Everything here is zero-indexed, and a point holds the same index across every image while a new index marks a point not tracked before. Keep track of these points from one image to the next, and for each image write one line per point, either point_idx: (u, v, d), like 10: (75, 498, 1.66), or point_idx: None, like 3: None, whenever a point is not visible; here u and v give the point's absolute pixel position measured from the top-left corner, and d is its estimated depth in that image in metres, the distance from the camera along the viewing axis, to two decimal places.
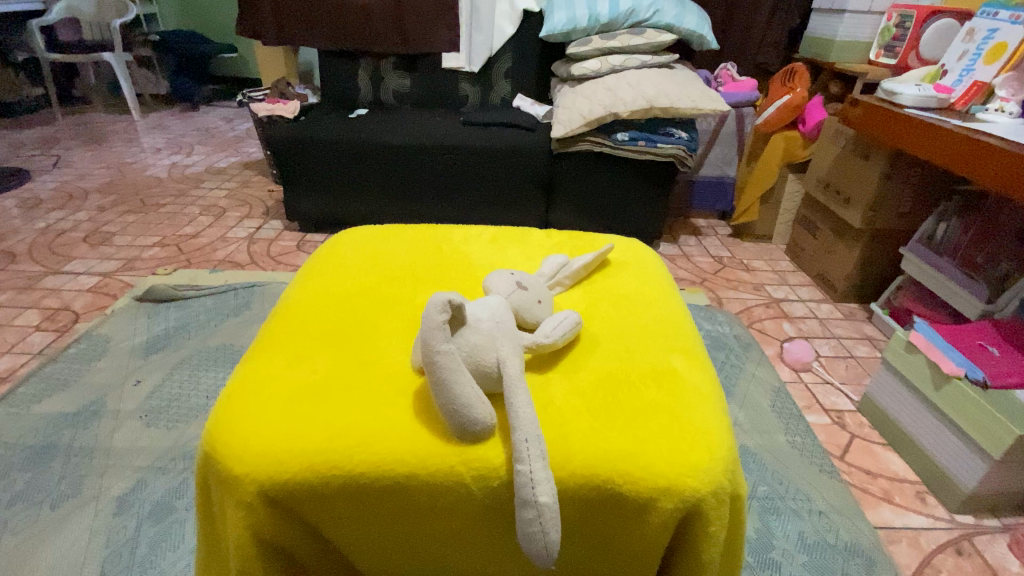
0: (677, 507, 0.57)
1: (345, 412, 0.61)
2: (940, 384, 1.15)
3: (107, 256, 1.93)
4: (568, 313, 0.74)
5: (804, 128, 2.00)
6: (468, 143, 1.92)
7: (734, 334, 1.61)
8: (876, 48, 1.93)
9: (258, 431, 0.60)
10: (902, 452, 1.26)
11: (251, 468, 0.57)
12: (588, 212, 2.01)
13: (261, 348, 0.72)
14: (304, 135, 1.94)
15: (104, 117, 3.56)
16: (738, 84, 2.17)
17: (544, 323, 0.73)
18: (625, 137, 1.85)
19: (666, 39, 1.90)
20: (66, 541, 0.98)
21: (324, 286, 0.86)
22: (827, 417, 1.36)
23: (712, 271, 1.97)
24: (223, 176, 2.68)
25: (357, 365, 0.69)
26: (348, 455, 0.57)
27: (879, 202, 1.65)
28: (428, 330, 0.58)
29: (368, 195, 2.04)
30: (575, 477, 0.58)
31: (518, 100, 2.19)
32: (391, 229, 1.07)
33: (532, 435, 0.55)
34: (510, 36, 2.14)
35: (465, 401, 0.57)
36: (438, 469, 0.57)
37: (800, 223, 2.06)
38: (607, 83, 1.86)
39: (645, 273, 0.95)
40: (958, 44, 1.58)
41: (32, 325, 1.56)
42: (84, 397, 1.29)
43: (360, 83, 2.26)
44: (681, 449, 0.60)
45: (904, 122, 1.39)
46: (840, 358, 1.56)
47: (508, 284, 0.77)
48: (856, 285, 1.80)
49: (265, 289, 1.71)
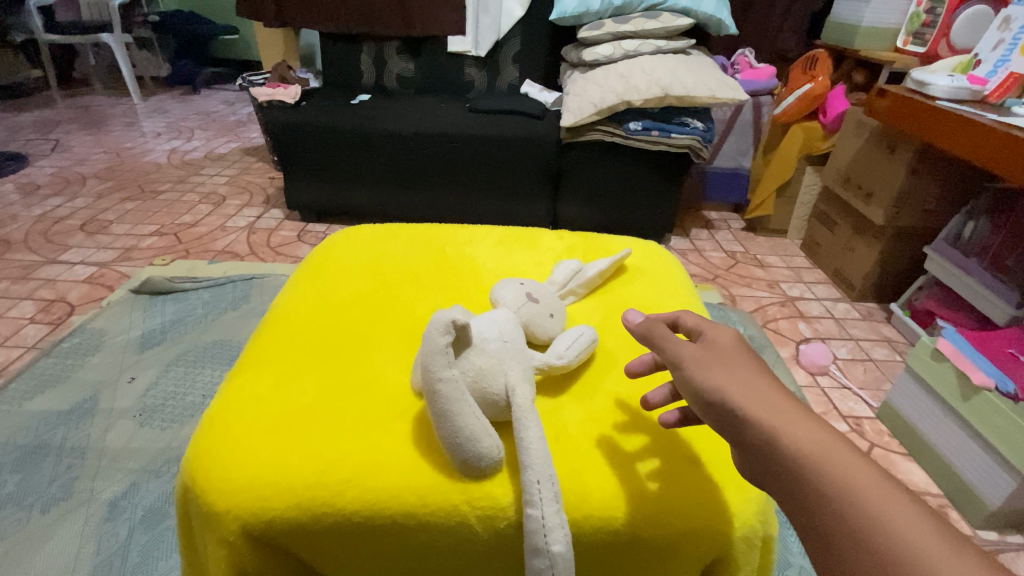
0: (704, 549, 0.53)
1: (335, 440, 0.57)
2: (968, 396, 1.10)
3: (105, 245, 1.88)
4: (580, 330, 0.68)
5: (824, 119, 1.91)
6: (473, 131, 1.84)
7: (748, 334, 1.54)
8: (904, 35, 1.86)
9: (241, 460, 0.55)
10: (923, 463, 1.21)
11: (234, 504, 0.52)
12: (598, 204, 1.94)
13: (246, 365, 0.67)
14: (303, 121, 1.88)
15: (104, 100, 3.48)
16: (755, 71, 2.06)
17: (556, 341, 0.67)
18: (637, 127, 1.78)
19: (682, 24, 1.80)
20: (55, 548, 0.95)
21: (318, 294, 0.81)
22: (845, 424, 1.30)
23: (724, 267, 1.91)
24: (223, 162, 2.61)
25: (351, 386, 0.64)
26: (339, 492, 0.53)
27: (903, 199, 1.60)
28: (429, 354, 0.53)
29: (370, 185, 1.98)
30: (587, 520, 0.53)
31: (526, 86, 2.11)
32: (392, 230, 1.01)
33: (544, 476, 0.50)
34: (518, 19, 2.05)
35: (469, 434, 0.52)
36: (440, 507, 0.52)
37: (817, 217, 1.98)
38: (618, 69, 1.77)
39: (664, 280, 0.89)
40: (993, 32, 1.50)
41: (26, 317, 1.52)
42: (78, 393, 1.26)
43: (362, 67, 2.18)
44: (706, 488, 0.55)
45: (936, 115, 1.36)
46: (858, 361, 1.51)
47: (517, 296, 0.72)
48: (874, 284, 1.74)
49: (264, 282, 1.66)
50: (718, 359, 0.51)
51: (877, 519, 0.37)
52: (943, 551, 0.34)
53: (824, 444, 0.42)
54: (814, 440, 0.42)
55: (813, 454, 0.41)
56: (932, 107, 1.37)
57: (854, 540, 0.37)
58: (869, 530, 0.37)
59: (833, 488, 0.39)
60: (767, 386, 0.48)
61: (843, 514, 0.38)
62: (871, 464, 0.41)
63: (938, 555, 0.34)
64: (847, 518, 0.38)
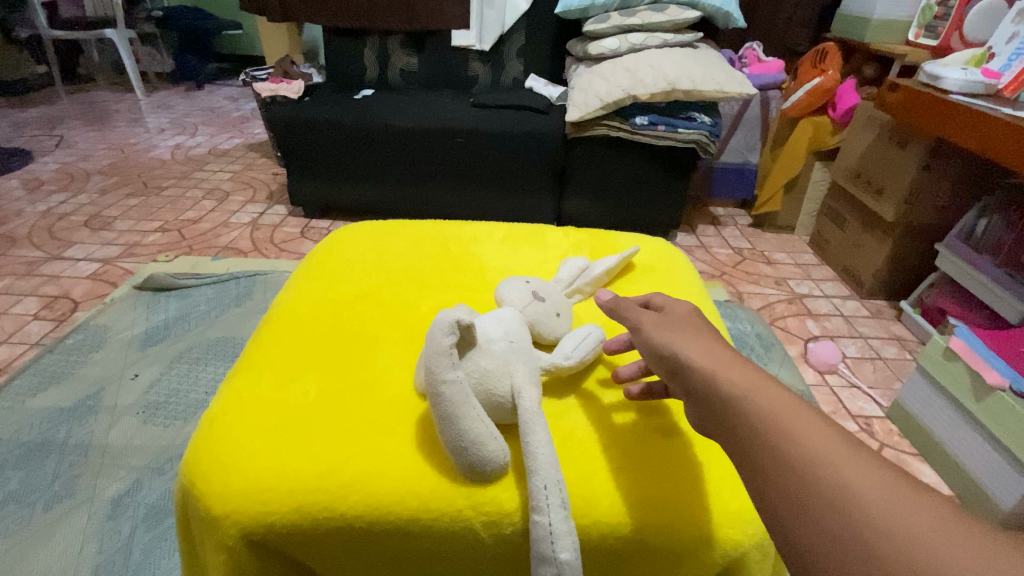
0: (716, 558, 0.52)
1: (337, 443, 0.56)
2: (981, 395, 1.07)
3: (108, 242, 1.88)
4: (587, 329, 0.67)
5: (833, 113, 1.88)
6: (477, 125, 1.82)
7: (756, 332, 1.52)
8: (916, 28, 1.82)
9: (241, 463, 0.54)
10: (934, 463, 1.19)
11: (234, 508, 0.51)
12: (603, 200, 1.92)
13: (248, 365, 0.66)
14: (306, 116, 1.87)
15: (108, 96, 3.48)
16: (764, 65, 2.04)
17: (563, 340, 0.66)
18: (644, 121, 1.76)
19: (690, 17, 1.77)
20: (57, 547, 0.94)
21: (319, 292, 0.80)
22: (855, 423, 1.28)
23: (731, 264, 1.88)
24: (227, 158, 2.60)
25: (353, 387, 0.63)
26: (340, 496, 0.52)
27: (914, 194, 1.57)
28: (433, 355, 0.52)
29: (373, 180, 1.96)
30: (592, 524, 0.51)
31: (530, 81, 2.09)
32: (395, 226, 1.00)
33: (552, 482, 0.49)
34: (523, 13, 2.03)
35: (474, 438, 0.51)
36: (444, 513, 0.51)
37: (825, 213, 1.96)
38: (625, 63, 1.75)
39: (672, 279, 0.89)
40: (1006, 26, 1.48)
41: (30, 313, 1.52)
42: (82, 390, 1.25)
43: (366, 61, 2.16)
44: (719, 495, 0.54)
45: (949, 109, 1.33)
46: (867, 360, 1.48)
47: (522, 295, 0.71)
48: (884, 281, 1.71)
49: (267, 278, 1.65)
50: (671, 324, 0.54)
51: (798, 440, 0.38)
52: (852, 462, 0.36)
53: (758, 385, 0.44)
54: (751, 382, 0.44)
55: (747, 392, 0.43)
56: (945, 101, 1.35)
57: (781, 464, 0.38)
58: (792, 454, 0.38)
59: (759, 417, 0.41)
60: (716, 344, 0.50)
61: (768, 439, 0.40)
62: (797, 399, 0.43)
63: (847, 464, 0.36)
64: (770, 441, 0.39)
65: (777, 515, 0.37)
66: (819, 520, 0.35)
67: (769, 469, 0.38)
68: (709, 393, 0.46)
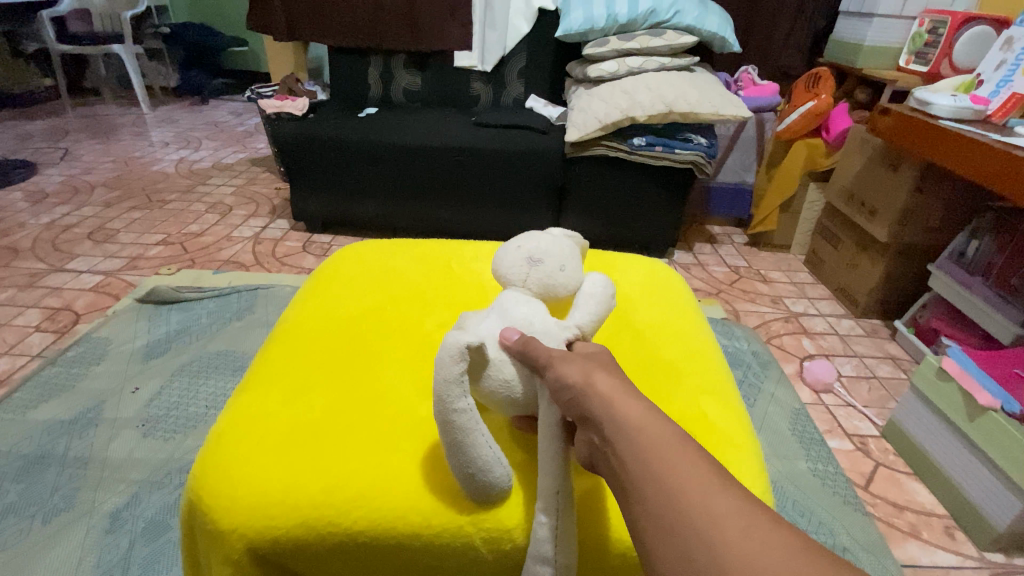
0: None
1: (343, 458, 0.58)
2: (974, 415, 1.08)
3: (111, 254, 1.90)
4: (596, 288, 0.73)
5: (826, 136, 1.92)
6: (478, 144, 1.86)
7: (752, 351, 1.54)
8: (906, 54, 1.87)
9: (249, 478, 0.56)
10: (930, 484, 1.19)
11: (240, 522, 0.53)
12: (602, 217, 1.95)
13: (255, 380, 0.68)
14: (310, 132, 1.90)
15: (113, 110, 3.53)
16: (759, 88, 2.08)
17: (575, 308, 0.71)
18: (642, 142, 1.79)
19: (686, 42, 1.82)
20: (58, 557, 0.94)
21: (325, 308, 0.82)
22: (850, 442, 1.29)
23: (728, 282, 1.91)
24: (230, 172, 2.64)
25: (359, 402, 0.65)
26: (346, 511, 0.54)
27: (907, 215, 1.60)
28: (445, 385, 0.55)
29: (375, 196, 1.99)
30: (584, 543, 0.58)
31: (531, 101, 2.13)
32: (398, 244, 1.03)
33: (562, 489, 0.54)
34: (524, 35, 2.08)
35: (483, 463, 0.55)
36: (447, 529, 0.54)
37: (820, 233, 1.99)
38: (624, 84, 1.79)
39: (666, 298, 0.94)
40: (996, 53, 1.53)
41: (31, 325, 1.53)
42: (82, 403, 1.26)
43: (370, 80, 2.21)
44: None
45: (941, 135, 1.36)
46: (863, 379, 1.50)
47: (519, 269, 0.73)
48: (879, 301, 1.74)
49: (269, 292, 1.66)
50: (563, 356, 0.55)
51: (669, 469, 0.42)
52: (694, 481, 0.40)
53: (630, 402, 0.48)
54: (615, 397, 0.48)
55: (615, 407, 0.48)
56: (939, 127, 1.37)
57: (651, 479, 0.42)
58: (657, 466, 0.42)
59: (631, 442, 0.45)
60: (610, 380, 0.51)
61: (630, 456, 0.44)
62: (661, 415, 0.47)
63: (690, 486, 0.40)
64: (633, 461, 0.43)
65: (653, 550, 0.39)
66: (668, 541, 0.39)
67: (629, 491, 0.43)
68: (587, 422, 0.50)
